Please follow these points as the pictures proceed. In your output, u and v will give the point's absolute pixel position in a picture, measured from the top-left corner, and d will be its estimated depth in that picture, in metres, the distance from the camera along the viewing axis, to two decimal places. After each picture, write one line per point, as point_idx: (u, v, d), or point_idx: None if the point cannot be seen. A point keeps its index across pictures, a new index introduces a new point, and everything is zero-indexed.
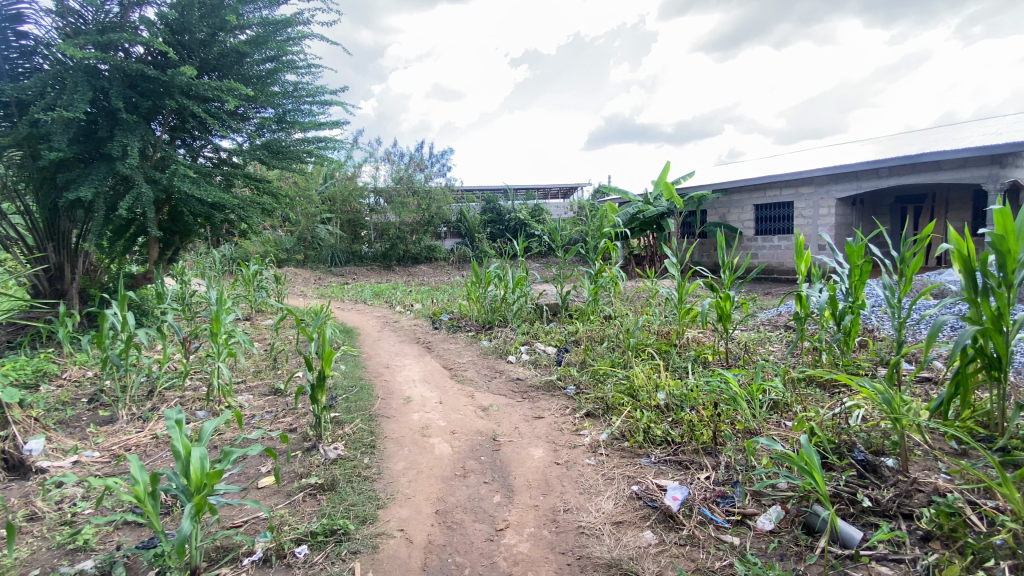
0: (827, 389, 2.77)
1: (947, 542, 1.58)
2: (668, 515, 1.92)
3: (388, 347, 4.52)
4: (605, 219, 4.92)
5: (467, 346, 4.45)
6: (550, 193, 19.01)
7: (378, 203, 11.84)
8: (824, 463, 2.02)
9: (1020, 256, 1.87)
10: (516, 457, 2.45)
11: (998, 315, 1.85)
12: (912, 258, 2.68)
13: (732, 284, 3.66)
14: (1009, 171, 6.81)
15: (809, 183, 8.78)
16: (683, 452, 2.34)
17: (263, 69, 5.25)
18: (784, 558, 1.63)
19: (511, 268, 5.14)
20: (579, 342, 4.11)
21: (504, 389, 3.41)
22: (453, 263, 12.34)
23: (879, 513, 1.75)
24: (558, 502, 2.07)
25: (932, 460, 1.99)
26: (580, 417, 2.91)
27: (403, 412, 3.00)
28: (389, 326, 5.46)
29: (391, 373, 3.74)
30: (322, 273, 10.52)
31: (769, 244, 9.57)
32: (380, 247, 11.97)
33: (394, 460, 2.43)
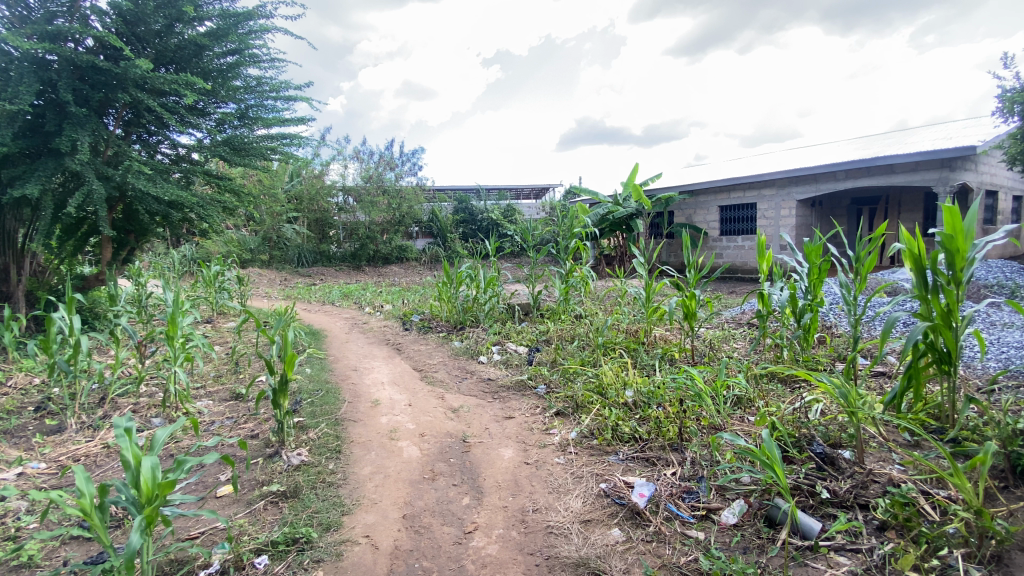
0: (788, 384, 2.86)
1: (901, 532, 1.65)
2: (635, 512, 1.94)
3: (357, 349, 4.43)
4: (575, 219, 4.95)
5: (438, 347, 4.40)
6: (522, 193, 19.07)
7: (347, 202, 11.63)
8: (785, 457, 2.08)
9: (967, 255, 1.97)
10: (486, 458, 2.43)
11: (948, 311, 1.94)
12: (866, 257, 2.78)
13: (698, 283, 3.74)
14: (956, 175, 7.19)
15: (771, 184, 9.06)
16: (650, 449, 2.37)
17: (224, 63, 5.08)
18: (747, 551, 1.67)
19: (482, 268, 5.12)
20: (550, 342, 4.12)
21: (474, 390, 3.39)
22: (424, 263, 12.21)
23: (837, 504, 1.81)
24: (527, 502, 2.06)
25: (886, 451, 2.07)
26: (550, 416, 2.90)
27: (370, 415, 2.94)
28: (357, 327, 5.35)
29: (359, 375, 3.66)
30: (288, 274, 10.24)
31: (734, 244, 9.83)
32: (349, 247, 11.77)
33: (360, 465, 2.37)
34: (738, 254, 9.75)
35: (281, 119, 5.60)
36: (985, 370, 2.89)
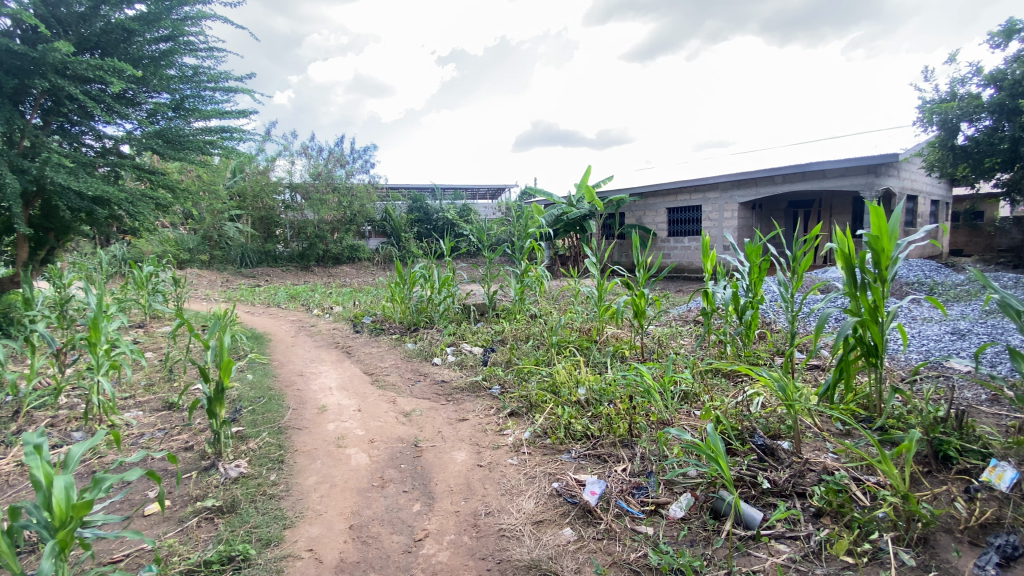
0: (731, 379, 2.98)
1: (836, 517, 1.73)
2: (586, 511, 1.95)
3: (303, 353, 4.25)
4: (530, 220, 4.95)
5: (390, 349, 4.30)
6: (478, 193, 19.04)
7: (294, 200, 11.15)
8: (729, 449, 2.15)
9: (891, 254, 2.09)
10: (438, 462, 2.38)
11: (874, 307, 2.07)
12: (802, 257, 2.92)
13: (647, 282, 3.83)
14: (880, 181, 7.74)
15: (716, 188, 9.44)
16: (602, 446, 2.40)
17: (157, 50, 4.76)
18: (694, 544, 1.71)
19: (437, 268, 5.02)
20: (505, 342, 4.10)
21: (428, 393, 3.32)
22: (377, 263, 11.93)
23: (777, 493, 1.88)
24: (480, 505, 2.03)
25: (821, 440, 2.18)
26: (504, 417, 2.89)
27: (317, 423, 2.82)
28: (304, 330, 5.15)
29: (305, 381, 3.51)
30: (231, 275, 9.72)
31: (681, 245, 10.17)
32: (297, 246, 11.33)
33: (304, 475, 2.27)
34: (686, 254, 10.09)
35: (220, 111, 5.34)
36: (907, 363, 3.12)
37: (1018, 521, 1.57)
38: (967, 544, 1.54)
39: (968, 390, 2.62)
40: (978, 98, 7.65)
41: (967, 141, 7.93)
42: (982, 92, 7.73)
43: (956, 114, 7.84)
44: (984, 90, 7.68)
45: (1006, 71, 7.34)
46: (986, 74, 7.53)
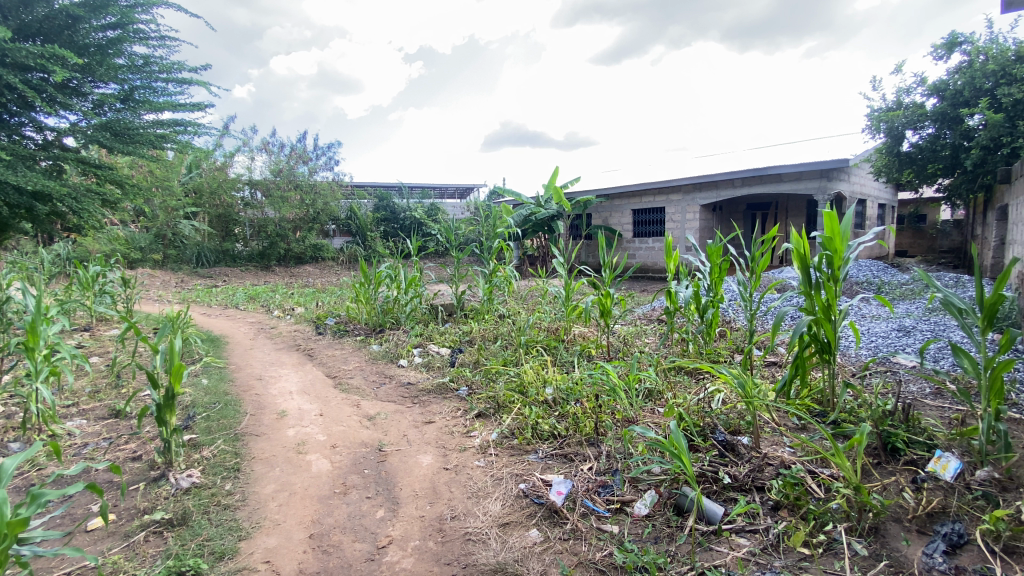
0: (693, 376, 3.04)
1: (792, 510, 1.79)
2: (553, 511, 1.94)
3: (262, 356, 4.09)
4: (498, 220, 4.93)
5: (355, 351, 4.20)
6: (446, 193, 18.91)
7: (254, 197, 10.76)
8: (691, 445, 2.19)
9: (843, 255, 2.18)
10: (403, 467, 2.33)
11: (827, 306, 2.14)
12: (760, 257, 3.01)
13: (613, 282, 3.87)
14: (832, 185, 8.10)
15: (680, 190, 9.67)
16: (568, 445, 2.41)
17: (104, 38, 4.53)
18: (658, 541, 1.73)
19: (403, 268, 4.94)
20: (473, 342, 4.07)
21: (393, 395, 3.26)
22: (342, 263, 11.67)
23: (737, 488, 1.93)
24: (445, 509, 2.00)
25: (779, 435, 2.25)
26: (471, 418, 2.86)
27: (276, 429, 2.73)
28: (264, 332, 4.98)
29: (264, 386, 3.38)
30: (185, 275, 9.30)
31: (646, 245, 10.38)
32: (257, 245, 10.96)
33: (262, 483, 2.18)
34: (650, 254, 10.30)
35: (174, 104, 5.09)
36: (858, 358, 3.27)
37: (962, 510, 1.65)
38: (915, 532, 1.62)
39: (914, 383, 2.77)
40: (922, 107, 8.09)
41: (911, 147, 8.38)
42: (926, 101, 8.18)
43: (902, 122, 8.28)
44: (928, 100, 8.14)
45: (948, 81, 7.80)
46: (930, 84, 7.98)
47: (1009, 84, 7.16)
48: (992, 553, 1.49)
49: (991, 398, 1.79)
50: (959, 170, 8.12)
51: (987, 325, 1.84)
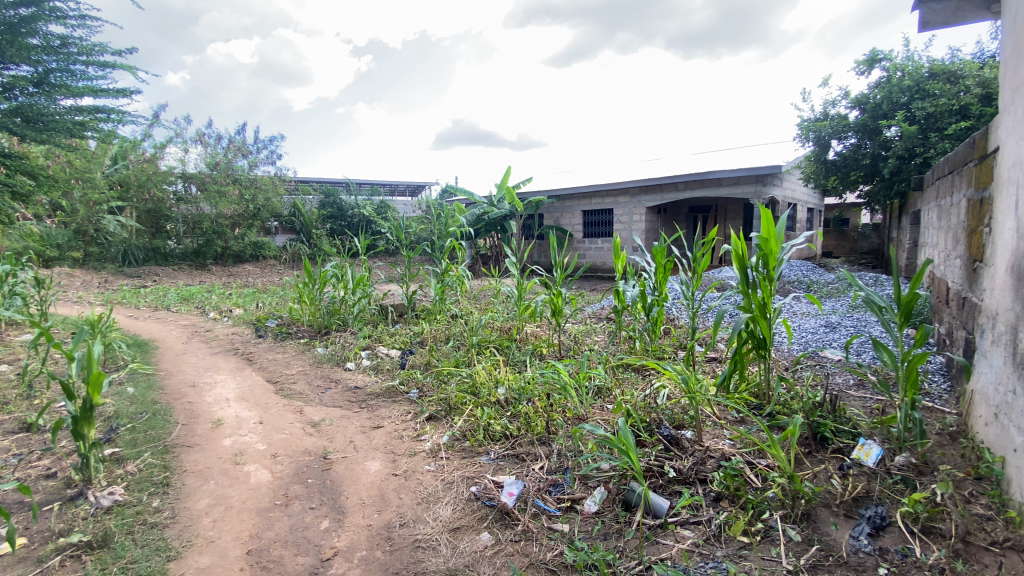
0: (640, 372, 3.12)
1: (732, 500, 1.86)
2: (504, 513, 1.93)
3: (196, 362, 3.84)
4: (450, 219, 4.88)
5: (298, 354, 4.03)
6: (396, 190, 18.52)
7: (188, 191, 10.09)
8: (638, 441, 2.25)
9: (777, 256, 2.29)
10: (349, 474, 2.25)
11: (763, 304, 2.25)
12: (702, 258, 3.12)
13: (565, 281, 3.90)
14: (766, 190, 8.56)
15: (627, 192, 9.93)
16: (520, 445, 2.40)
17: (16, 15, 4.30)
18: (607, 537, 1.75)
19: (350, 267, 4.78)
20: (424, 343, 4.01)
21: (339, 400, 3.14)
22: (285, 262, 11.17)
23: (681, 481, 1.99)
24: (394, 517, 1.95)
25: (719, 428, 2.34)
26: (422, 421, 2.79)
27: (210, 439, 2.56)
28: (198, 336, 4.67)
29: (197, 393, 3.18)
30: (109, 275, 8.59)
31: (595, 246, 10.60)
32: (191, 243, 10.32)
33: (194, 498, 2.05)
34: (600, 254, 10.53)
35: (94, 88, 4.97)
36: (791, 353, 3.47)
37: (883, 493, 1.78)
38: (842, 516, 1.73)
39: (839, 375, 2.96)
40: (846, 119, 8.71)
41: (836, 156, 9.00)
42: (849, 114, 8.81)
43: (828, 132, 8.89)
44: (851, 112, 8.77)
45: (869, 95, 8.43)
46: (853, 98, 8.61)
47: (922, 99, 7.82)
48: (911, 533, 1.61)
49: (908, 388, 1.95)
50: (878, 178, 8.71)
51: (903, 321, 2.00)
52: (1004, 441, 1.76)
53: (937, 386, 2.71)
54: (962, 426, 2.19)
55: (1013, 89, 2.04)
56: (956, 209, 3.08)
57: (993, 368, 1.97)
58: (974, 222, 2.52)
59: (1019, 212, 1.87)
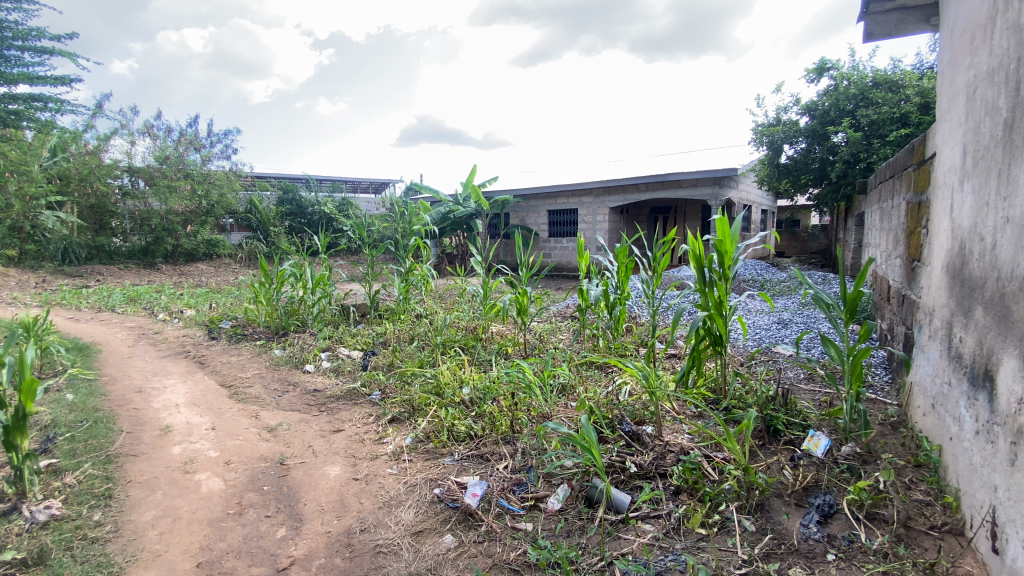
0: (603, 370, 3.17)
1: (691, 493, 1.91)
2: (468, 514, 1.92)
3: (143, 366, 3.65)
4: (414, 217, 4.81)
5: (254, 357, 3.88)
6: (359, 187, 18.15)
7: (135, 185, 9.54)
8: (601, 437, 2.29)
9: (732, 256, 2.37)
10: (308, 480, 2.19)
11: (719, 302, 2.32)
12: (662, 257, 3.19)
13: (531, 280, 3.90)
14: (723, 192, 8.84)
15: (591, 193, 10.06)
16: (485, 445, 2.40)
17: None
18: (570, 534, 1.77)
19: (309, 266, 4.64)
20: (387, 343, 3.94)
21: (298, 404, 3.05)
22: (240, 260, 10.76)
23: (643, 476, 2.03)
24: (354, 522, 1.90)
25: (678, 423, 2.40)
26: (384, 424, 2.74)
27: (158, 447, 2.44)
28: (146, 339, 4.44)
29: (144, 399, 3.02)
30: (46, 275, 8.04)
31: (561, 245, 10.71)
32: (139, 240, 9.79)
33: (139, 510, 1.94)
34: (564, 254, 10.64)
35: None
36: (746, 348, 3.60)
37: (831, 482, 1.86)
38: (794, 505, 1.80)
39: (790, 370, 3.09)
40: (797, 124, 9.10)
41: (788, 160, 9.39)
42: (800, 119, 9.21)
43: (781, 137, 9.27)
44: (802, 117, 9.17)
45: (818, 102, 8.85)
46: (804, 104, 9.01)
47: (866, 107, 8.26)
48: (857, 520, 1.69)
49: (853, 381, 2.04)
50: (825, 182, 9.12)
51: (848, 317, 2.10)
52: (942, 431, 1.87)
53: (880, 378, 2.87)
54: (903, 416, 2.33)
55: (949, 98, 2.17)
56: (896, 211, 3.26)
57: (930, 361, 2.10)
58: (913, 224, 2.69)
59: (953, 215, 2.00)
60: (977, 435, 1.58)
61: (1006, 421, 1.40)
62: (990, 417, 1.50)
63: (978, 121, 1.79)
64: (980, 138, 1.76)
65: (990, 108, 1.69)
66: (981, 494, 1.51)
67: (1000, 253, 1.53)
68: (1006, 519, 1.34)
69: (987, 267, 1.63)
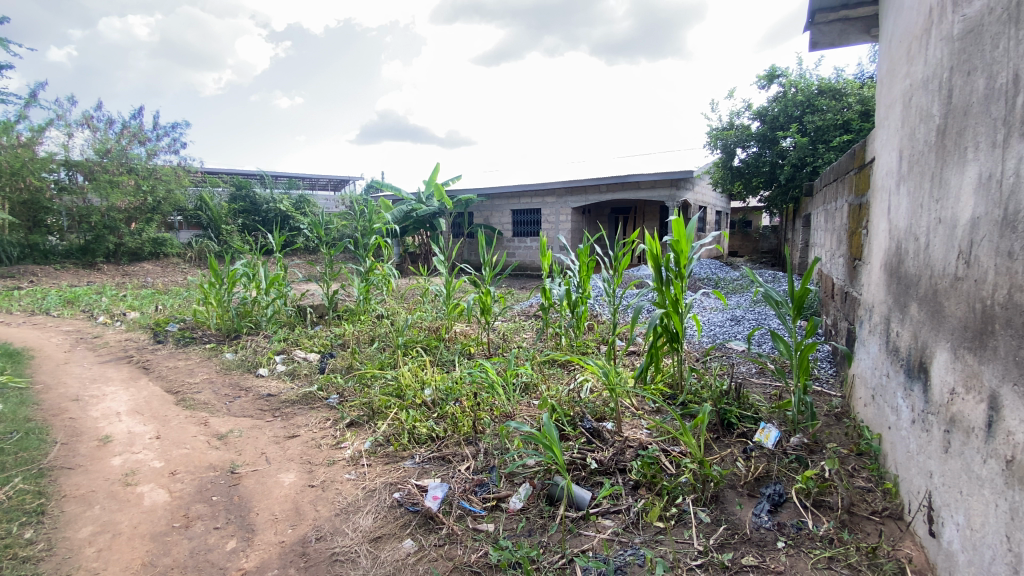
0: (565, 368, 3.20)
1: (649, 487, 1.95)
2: (428, 517, 1.89)
3: (80, 372, 3.43)
4: (374, 215, 4.71)
5: (203, 361, 3.71)
6: (318, 184, 17.68)
7: (73, 180, 8.96)
8: (562, 435, 2.31)
9: (687, 256, 2.43)
10: (260, 489, 2.11)
11: (676, 300, 2.38)
12: (622, 257, 3.24)
13: (494, 279, 3.88)
14: (680, 193, 9.08)
15: (554, 193, 10.13)
16: (446, 446, 2.37)
17: None
18: (531, 533, 1.77)
19: (263, 265, 4.47)
20: (345, 345, 3.84)
21: (250, 409, 2.93)
22: (190, 259, 10.26)
23: (603, 472, 2.05)
24: (310, 531, 1.84)
25: (636, 419, 2.45)
26: (342, 428, 2.67)
27: (96, 458, 2.29)
28: (84, 343, 4.17)
29: (82, 408, 2.83)
30: None
31: (524, 245, 10.76)
32: (77, 239, 9.20)
33: (76, 527, 1.82)
34: (528, 253, 10.69)
35: None
36: (701, 344, 3.72)
37: (781, 472, 1.94)
38: (746, 496, 1.87)
39: (743, 365, 3.21)
40: (749, 129, 9.47)
41: (741, 163, 9.75)
42: (751, 124, 9.58)
43: (734, 141, 9.62)
44: (753, 122, 9.54)
45: (768, 108, 9.23)
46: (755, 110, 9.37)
47: (812, 113, 8.67)
48: (804, 508, 1.77)
49: (800, 375, 2.14)
50: (775, 185, 9.52)
51: (796, 314, 2.19)
52: (881, 420, 1.98)
53: (826, 371, 3.02)
54: (846, 407, 2.45)
55: (887, 106, 2.30)
56: (839, 212, 3.43)
57: (870, 355, 2.22)
58: (854, 225, 2.83)
59: (891, 216, 2.11)
60: (913, 424, 1.68)
61: (940, 411, 1.49)
62: (925, 407, 1.59)
63: (913, 127, 1.90)
64: (915, 143, 1.87)
65: (925, 115, 1.80)
66: (918, 480, 1.60)
67: (934, 252, 1.62)
68: (941, 503, 1.43)
69: (921, 265, 1.73)
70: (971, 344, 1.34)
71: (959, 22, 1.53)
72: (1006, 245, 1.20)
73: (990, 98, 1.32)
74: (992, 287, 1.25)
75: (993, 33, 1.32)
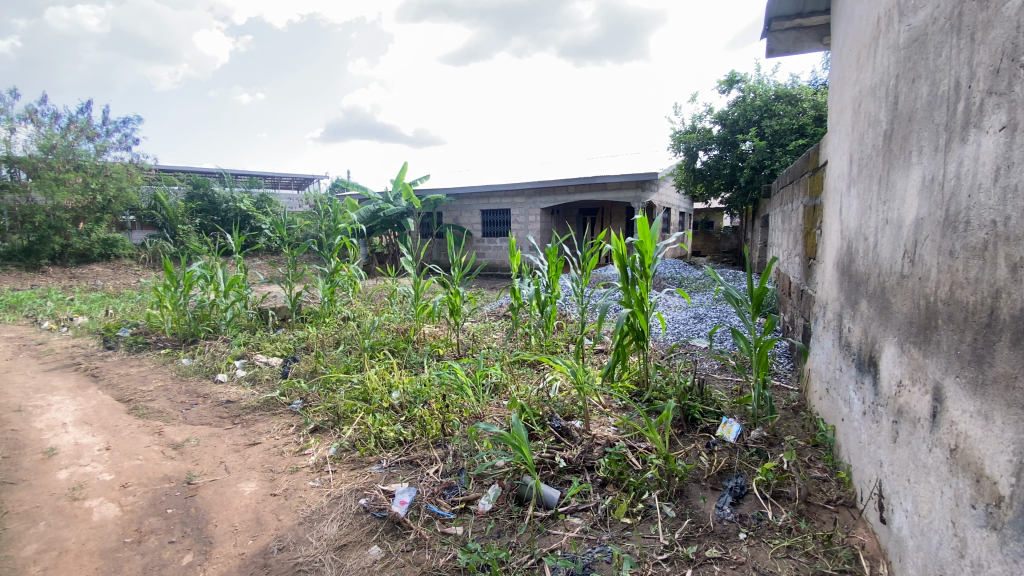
0: (534, 368, 3.21)
1: (617, 484, 1.98)
2: (396, 523, 1.86)
3: (23, 381, 3.23)
4: (339, 215, 4.61)
5: (158, 368, 3.55)
6: (281, 183, 17.21)
7: (16, 177, 8.49)
8: (531, 435, 2.32)
9: (651, 256, 2.48)
10: (219, 499, 2.03)
11: (641, 298, 2.42)
12: (590, 257, 3.27)
13: (463, 280, 3.86)
14: (646, 194, 9.25)
15: (522, 193, 10.16)
16: (414, 450, 2.34)
17: None
18: (500, 534, 1.76)
19: (222, 267, 4.32)
20: (309, 349, 3.75)
21: (208, 417, 2.82)
22: (144, 261, 9.80)
23: (571, 470, 2.07)
24: (271, 541, 1.79)
25: (604, 416, 2.48)
26: (306, 434, 2.60)
27: (40, 473, 2.17)
28: (26, 350, 3.93)
29: (24, 419, 2.67)
30: None
31: (494, 245, 10.75)
32: (20, 239, 8.69)
33: (18, 545, 1.72)
34: (497, 254, 10.69)
35: None
36: (666, 343, 3.79)
37: (742, 465, 2.00)
38: (710, 489, 1.91)
39: (706, 362, 3.29)
40: (710, 132, 9.73)
41: (703, 165, 10.00)
42: (713, 127, 9.84)
43: (696, 143, 9.87)
44: (715, 126, 9.80)
45: (728, 112, 9.50)
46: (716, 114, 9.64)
47: (769, 118, 8.96)
48: (764, 499, 1.83)
49: (760, 371, 2.21)
50: (735, 186, 9.81)
51: (755, 311, 2.25)
52: (835, 413, 2.07)
53: (783, 367, 3.13)
54: (803, 401, 2.55)
55: (838, 111, 2.39)
56: (795, 213, 3.56)
57: (825, 350, 2.31)
58: (809, 225, 2.94)
59: (843, 217, 2.20)
60: (864, 415, 1.75)
61: (888, 402, 1.56)
62: (875, 399, 1.67)
63: (862, 131, 1.98)
64: (864, 146, 1.95)
65: (873, 120, 1.88)
66: (869, 469, 1.68)
67: (882, 251, 1.70)
68: (891, 491, 1.50)
69: (870, 264, 1.81)
70: (916, 338, 1.41)
71: (904, 32, 1.61)
72: (947, 244, 1.27)
73: (932, 104, 1.39)
74: (935, 284, 1.32)
75: (936, 43, 1.39)
